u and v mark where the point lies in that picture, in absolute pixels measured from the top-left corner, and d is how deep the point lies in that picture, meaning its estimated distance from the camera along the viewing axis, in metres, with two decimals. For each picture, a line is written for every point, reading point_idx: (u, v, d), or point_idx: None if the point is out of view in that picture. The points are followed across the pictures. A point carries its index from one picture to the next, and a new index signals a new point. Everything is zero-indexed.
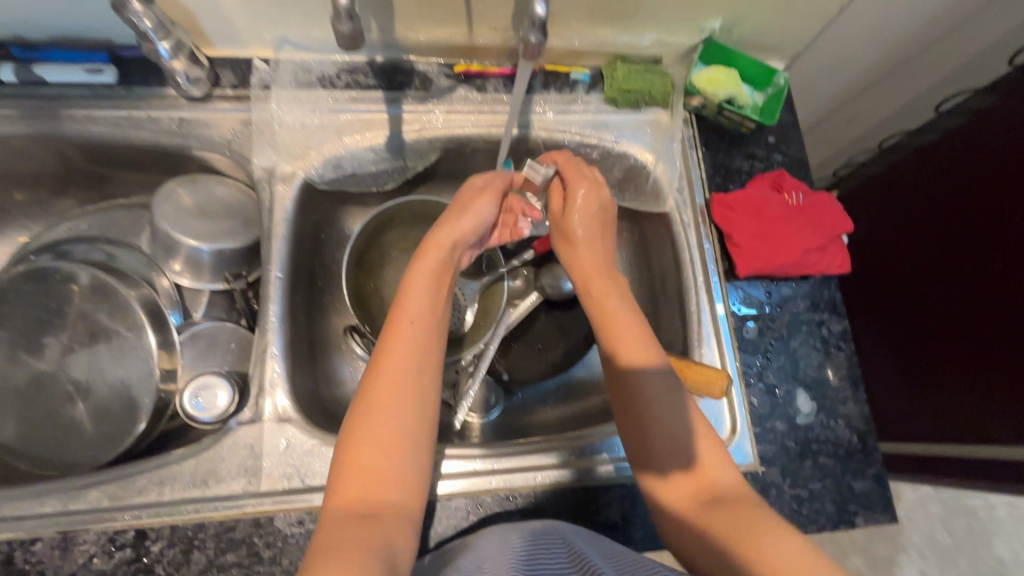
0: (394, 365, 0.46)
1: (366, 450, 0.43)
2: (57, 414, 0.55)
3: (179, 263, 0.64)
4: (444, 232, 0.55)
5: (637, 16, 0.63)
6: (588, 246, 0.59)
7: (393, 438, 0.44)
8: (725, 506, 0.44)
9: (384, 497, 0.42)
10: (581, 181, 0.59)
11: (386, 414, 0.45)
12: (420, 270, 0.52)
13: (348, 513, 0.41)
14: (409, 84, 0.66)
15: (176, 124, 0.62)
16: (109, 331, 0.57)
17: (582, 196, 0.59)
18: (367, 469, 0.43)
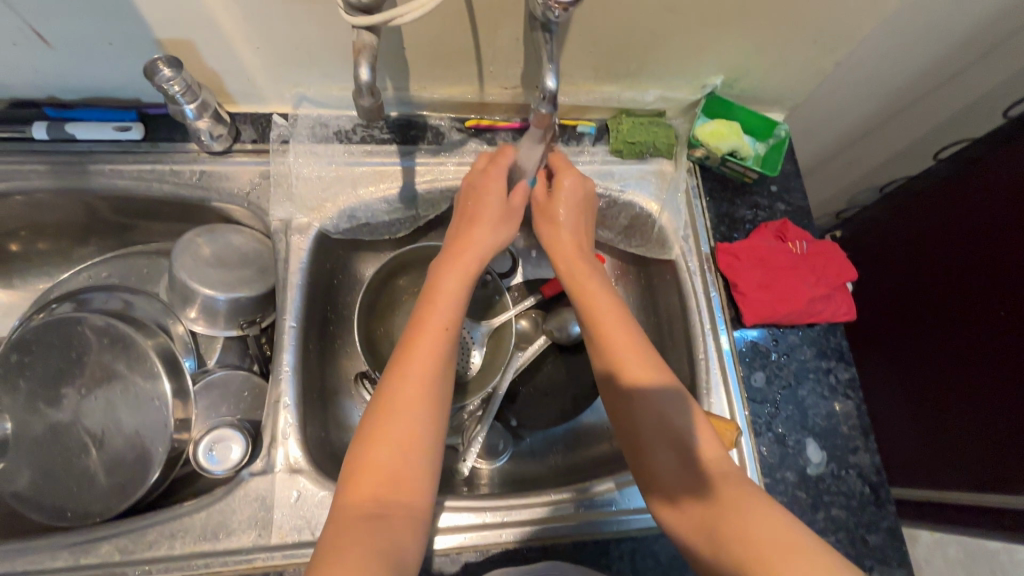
0: (417, 372, 0.49)
1: (383, 453, 0.46)
2: (71, 464, 0.56)
3: (195, 310, 0.65)
4: (471, 237, 0.56)
5: (641, 74, 0.66)
6: (572, 229, 0.60)
7: (407, 431, 0.47)
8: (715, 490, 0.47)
9: (397, 492, 0.45)
10: (568, 172, 0.60)
11: (402, 417, 0.47)
12: (449, 274, 0.54)
13: (360, 506, 0.44)
14: (423, 138, 0.68)
15: (197, 176, 0.65)
16: (124, 380, 0.57)
17: (569, 185, 0.59)
18: (381, 465, 0.46)
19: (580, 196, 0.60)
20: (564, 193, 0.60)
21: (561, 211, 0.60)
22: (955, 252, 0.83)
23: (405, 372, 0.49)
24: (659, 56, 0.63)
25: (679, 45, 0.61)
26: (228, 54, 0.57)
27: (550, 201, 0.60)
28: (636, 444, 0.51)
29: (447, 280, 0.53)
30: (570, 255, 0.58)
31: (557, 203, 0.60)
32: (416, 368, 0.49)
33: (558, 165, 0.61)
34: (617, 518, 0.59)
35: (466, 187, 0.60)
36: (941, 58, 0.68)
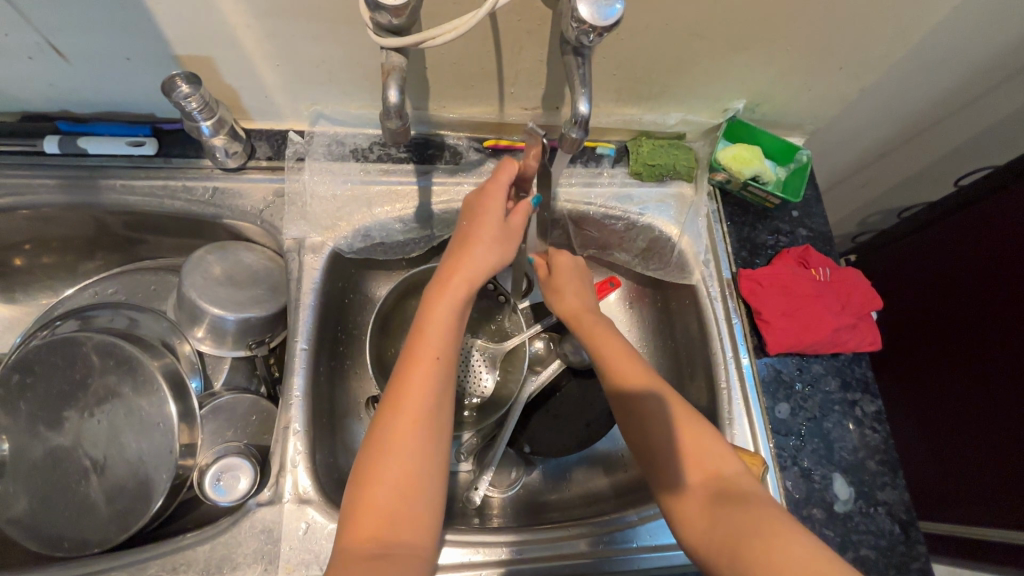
0: (417, 408, 0.47)
1: (383, 491, 0.44)
2: (70, 491, 0.54)
3: (202, 329, 0.63)
4: (468, 262, 0.52)
5: (663, 97, 0.65)
6: (575, 289, 0.63)
7: (406, 466, 0.45)
8: (734, 501, 0.45)
9: (397, 531, 0.44)
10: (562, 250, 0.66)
11: (403, 455, 0.45)
12: (443, 303, 0.51)
13: (359, 547, 0.42)
14: (440, 157, 0.67)
15: (210, 194, 0.64)
16: (129, 403, 0.55)
17: (566, 260, 0.65)
18: (381, 503, 0.44)
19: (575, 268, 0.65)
20: (561, 265, 0.64)
21: (562, 278, 0.63)
22: (970, 281, 0.82)
23: (402, 405, 0.47)
24: (683, 79, 0.62)
25: (704, 70, 0.61)
26: (247, 72, 0.56)
27: (550, 274, 0.65)
28: (647, 456, 0.50)
29: (446, 307, 0.51)
30: (576, 307, 0.61)
31: (556, 275, 0.64)
32: (414, 401, 0.47)
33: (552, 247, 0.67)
34: (636, 556, 0.57)
35: (468, 204, 0.56)
36: (965, 86, 0.68)
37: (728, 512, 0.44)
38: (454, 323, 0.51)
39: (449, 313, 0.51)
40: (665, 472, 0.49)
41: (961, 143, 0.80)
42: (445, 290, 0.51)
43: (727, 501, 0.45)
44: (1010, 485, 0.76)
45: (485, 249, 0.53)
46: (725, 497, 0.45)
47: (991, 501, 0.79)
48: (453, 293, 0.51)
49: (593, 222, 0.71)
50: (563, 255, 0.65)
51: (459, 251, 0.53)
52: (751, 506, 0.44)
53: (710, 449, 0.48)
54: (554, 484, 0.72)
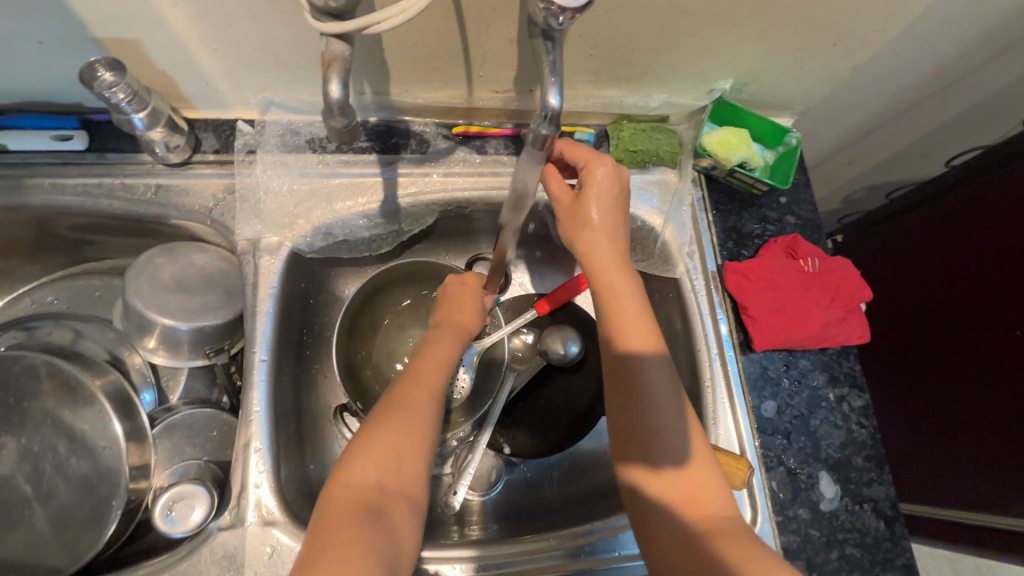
0: (428, 387, 0.50)
1: (391, 440, 0.44)
2: (13, 522, 0.50)
3: (154, 340, 0.58)
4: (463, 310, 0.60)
5: (644, 78, 0.61)
6: (607, 234, 0.51)
7: (414, 421, 0.46)
8: (710, 539, 0.43)
9: (397, 485, 0.43)
10: (600, 161, 0.50)
11: (413, 421, 0.46)
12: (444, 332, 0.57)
13: (357, 498, 0.41)
14: (405, 146, 0.62)
15: (152, 191, 0.58)
16: (72, 427, 0.51)
17: (600, 178, 0.50)
18: (384, 452, 0.44)
19: (613, 187, 0.51)
20: (598, 187, 0.50)
21: (592, 214, 0.50)
22: (954, 265, 0.80)
23: (416, 380, 0.50)
24: (666, 59, 0.58)
25: (688, 49, 0.56)
26: (181, 55, 0.50)
27: (578, 199, 0.51)
28: (634, 493, 0.48)
29: (447, 337, 0.57)
30: (607, 261, 0.50)
31: (586, 202, 0.50)
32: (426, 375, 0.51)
33: (585, 155, 0.51)
34: (620, 565, 0.55)
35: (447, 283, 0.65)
36: (961, 61, 0.64)
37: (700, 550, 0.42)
38: (455, 349, 0.56)
39: (452, 343, 0.56)
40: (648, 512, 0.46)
41: (953, 120, 0.77)
42: (449, 329, 0.58)
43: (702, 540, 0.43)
44: (993, 468, 0.76)
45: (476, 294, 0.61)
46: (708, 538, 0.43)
47: (969, 484, 0.79)
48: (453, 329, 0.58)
49: None
50: (606, 173, 0.50)
51: (448, 302, 0.61)
52: (722, 544, 0.42)
53: (701, 485, 0.46)
54: (535, 485, 0.70)
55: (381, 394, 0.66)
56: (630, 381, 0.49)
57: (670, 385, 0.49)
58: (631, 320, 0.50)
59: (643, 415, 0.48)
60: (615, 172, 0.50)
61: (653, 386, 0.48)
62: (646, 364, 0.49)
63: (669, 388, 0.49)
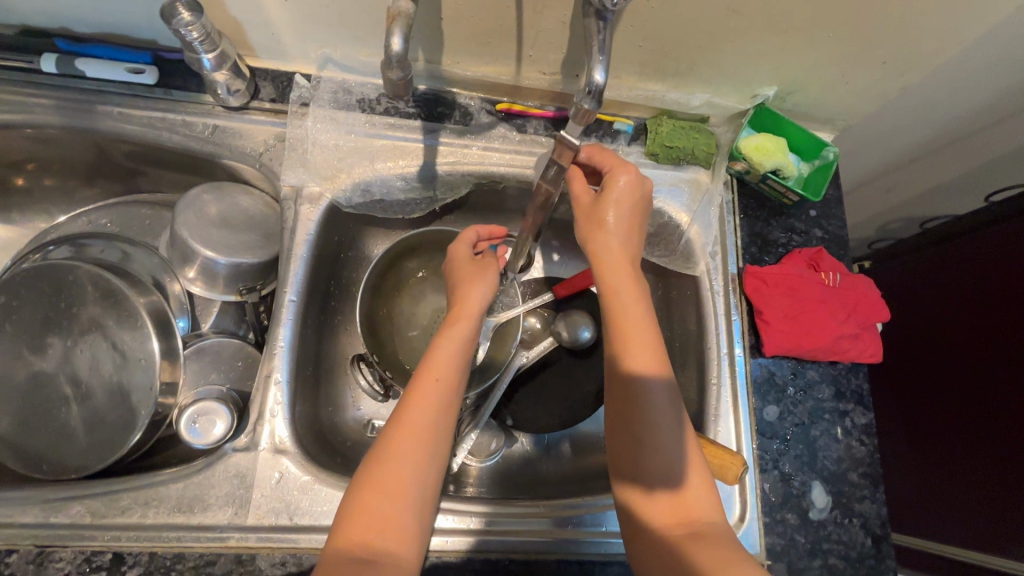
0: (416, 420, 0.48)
1: (376, 495, 0.45)
2: (51, 416, 0.54)
3: (193, 270, 0.62)
4: (471, 303, 0.55)
5: (690, 74, 0.62)
6: (620, 236, 0.51)
7: (397, 469, 0.46)
8: (692, 540, 0.45)
9: (384, 538, 0.44)
10: (624, 169, 0.51)
11: (402, 464, 0.46)
12: (446, 342, 0.52)
13: (348, 554, 0.42)
14: (449, 116, 0.65)
15: (209, 131, 0.61)
16: (114, 336, 0.55)
17: (622, 187, 0.50)
18: (373, 508, 0.44)
19: (633, 200, 0.51)
20: (618, 193, 0.50)
21: (608, 221, 0.50)
22: (976, 304, 0.79)
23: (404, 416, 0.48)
24: (714, 57, 0.58)
25: (738, 49, 0.57)
26: (253, 3, 0.53)
27: (597, 202, 0.51)
28: (622, 487, 0.50)
29: (451, 345, 0.52)
30: (615, 265, 0.50)
31: (604, 207, 0.50)
32: (421, 406, 0.49)
33: (610, 161, 0.52)
34: (604, 540, 0.57)
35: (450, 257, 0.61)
36: (1016, 96, 0.63)
37: (679, 553, 0.44)
38: (459, 353, 0.52)
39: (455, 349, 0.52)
40: (639, 518, 0.48)
41: (999, 157, 0.76)
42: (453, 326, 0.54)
43: (686, 541, 0.45)
44: (992, 510, 0.75)
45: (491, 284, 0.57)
46: (695, 541, 0.44)
47: (966, 523, 0.79)
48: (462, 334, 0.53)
49: None
50: (630, 183, 0.50)
51: (461, 284, 0.57)
52: (701, 548, 0.44)
53: (690, 489, 0.47)
54: (532, 459, 0.72)
55: (396, 351, 0.69)
56: (629, 388, 0.48)
57: (670, 392, 0.49)
58: (636, 327, 0.49)
59: (642, 421, 0.48)
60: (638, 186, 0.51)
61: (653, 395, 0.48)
62: (646, 377, 0.48)
63: (667, 397, 0.49)
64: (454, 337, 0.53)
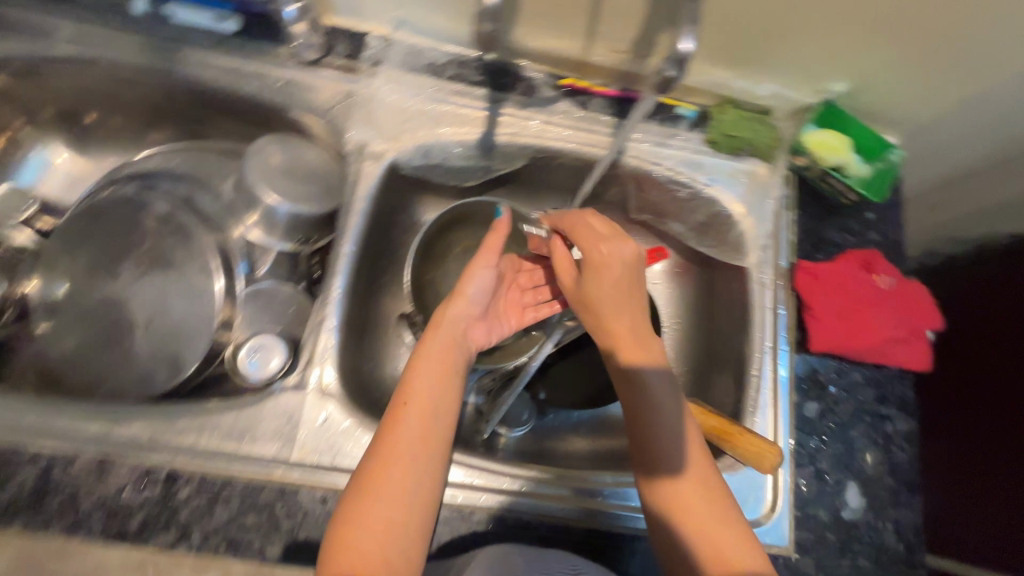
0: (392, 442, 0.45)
1: (356, 530, 0.41)
2: (118, 339, 0.57)
3: (255, 216, 0.63)
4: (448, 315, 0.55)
5: (760, 62, 0.61)
6: (608, 290, 0.50)
7: (372, 500, 0.42)
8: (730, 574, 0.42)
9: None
10: (599, 243, 0.51)
11: (381, 495, 0.42)
12: (422, 363, 0.50)
13: None
14: (514, 87, 0.65)
15: (283, 82, 0.63)
16: (180, 269, 0.58)
17: (603, 258, 0.51)
18: (354, 542, 0.40)
19: (622, 269, 0.51)
20: (601, 263, 0.51)
21: (596, 293, 0.51)
22: None
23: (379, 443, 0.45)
24: (790, 46, 0.58)
25: (814, 36, 0.56)
26: None
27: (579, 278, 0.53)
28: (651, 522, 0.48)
29: (430, 359, 0.51)
30: (604, 305, 0.51)
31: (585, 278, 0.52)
32: (398, 425, 0.46)
33: (586, 237, 0.53)
34: (633, 515, 0.57)
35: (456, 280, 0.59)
36: None
37: None
38: (439, 374, 0.50)
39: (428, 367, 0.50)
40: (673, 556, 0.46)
41: None
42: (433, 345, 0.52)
43: None
44: None
45: (482, 278, 0.57)
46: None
47: None
48: (441, 343, 0.52)
49: (656, 185, 0.68)
50: (615, 245, 0.51)
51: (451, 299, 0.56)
52: None
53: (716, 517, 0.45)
54: (561, 436, 0.72)
55: None
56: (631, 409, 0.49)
57: (675, 406, 0.49)
58: (628, 345, 0.50)
59: (645, 436, 0.48)
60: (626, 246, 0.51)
61: (663, 412, 0.48)
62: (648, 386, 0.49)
63: (676, 410, 0.49)
64: (428, 352, 0.51)
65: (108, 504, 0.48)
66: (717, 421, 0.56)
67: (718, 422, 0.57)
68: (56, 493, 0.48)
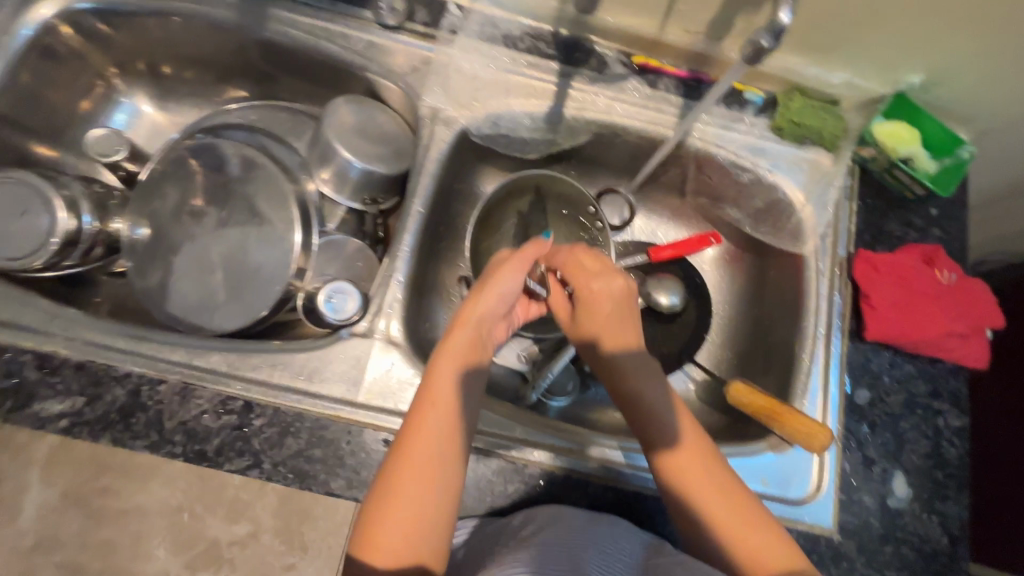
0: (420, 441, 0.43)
1: (387, 527, 0.40)
2: (200, 278, 0.60)
3: (328, 172, 0.65)
4: (474, 307, 0.52)
5: (837, 50, 0.62)
6: (605, 319, 0.55)
7: (404, 498, 0.41)
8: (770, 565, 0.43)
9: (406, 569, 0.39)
10: (591, 281, 0.56)
11: (410, 494, 0.41)
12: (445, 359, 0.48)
13: None
14: (586, 62, 0.67)
15: (363, 45, 0.66)
16: (263, 218, 0.61)
17: (596, 295, 0.55)
18: (389, 539, 0.40)
19: (613, 307, 0.55)
20: (590, 299, 0.55)
21: (592, 333, 0.55)
22: None
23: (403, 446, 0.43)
24: (867, 35, 0.59)
25: (896, 26, 0.57)
26: None
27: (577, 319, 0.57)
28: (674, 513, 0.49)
29: (451, 358, 0.48)
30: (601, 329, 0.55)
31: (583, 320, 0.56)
32: (423, 424, 0.44)
33: (578, 273, 0.57)
34: None
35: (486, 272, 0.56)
36: None
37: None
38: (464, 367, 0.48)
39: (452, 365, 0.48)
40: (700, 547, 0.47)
41: None
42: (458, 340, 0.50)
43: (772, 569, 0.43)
44: None
45: (509, 280, 0.53)
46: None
47: None
48: (463, 340, 0.50)
49: (717, 168, 0.69)
50: (596, 279, 0.56)
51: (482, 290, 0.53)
52: None
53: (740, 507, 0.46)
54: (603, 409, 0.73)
55: None
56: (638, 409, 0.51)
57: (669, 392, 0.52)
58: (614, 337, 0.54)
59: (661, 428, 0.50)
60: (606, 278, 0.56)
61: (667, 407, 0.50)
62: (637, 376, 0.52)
63: (672, 397, 0.51)
64: (448, 355, 0.49)
65: (189, 427, 0.52)
66: (766, 401, 0.58)
67: (767, 403, 0.59)
68: (143, 412, 0.51)
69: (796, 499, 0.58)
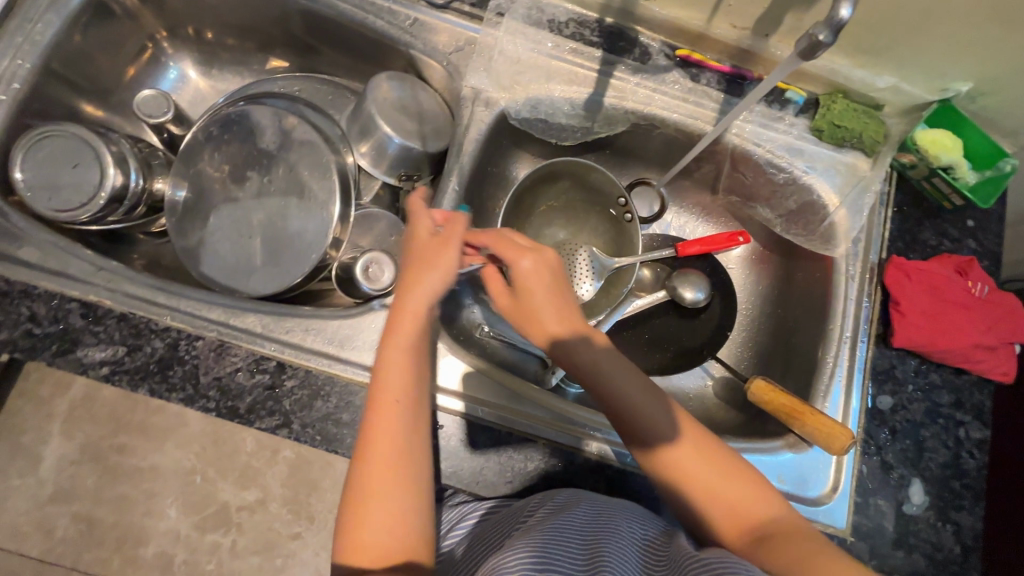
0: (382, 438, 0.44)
1: (367, 525, 0.42)
2: (239, 241, 0.62)
3: (367, 145, 0.67)
4: (418, 293, 0.48)
5: (886, 53, 0.61)
6: (546, 299, 0.50)
7: (379, 495, 0.43)
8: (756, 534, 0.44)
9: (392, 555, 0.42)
10: (522, 256, 0.50)
11: (380, 492, 0.43)
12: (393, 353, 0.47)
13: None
14: (629, 53, 0.67)
15: (410, 22, 0.66)
16: (304, 187, 0.62)
17: (530, 272, 0.50)
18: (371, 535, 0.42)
19: (544, 282, 0.50)
20: (523, 279, 0.50)
21: (535, 306, 0.50)
22: None
23: (365, 452, 0.44)
24: (920, 39, 0.58)
25: (949, 31, 0.56)
26: None
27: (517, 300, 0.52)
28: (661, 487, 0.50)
29: (402, 350, 0.47)
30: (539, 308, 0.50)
31: (525, 299, 0.51)
32: (383, 421, 0.44)
33: (506, 250, 0.50)
34: None
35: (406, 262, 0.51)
36: None
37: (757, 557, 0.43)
38: (415, 362, 0.47)
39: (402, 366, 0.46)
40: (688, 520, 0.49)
41: None
42: (401, 333, 0.47)
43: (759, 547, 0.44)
44: None
45: (440, 272, 0.48)
46: (762, 549, 0.44)
47: None
48: (413, 331, 0.47)
49: (752, 166, 0.69)
50: (524, 258, 0.50)
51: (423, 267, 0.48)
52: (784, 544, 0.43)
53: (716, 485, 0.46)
54: None
55: None
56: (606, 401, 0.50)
57: (630, 379, 0.50)
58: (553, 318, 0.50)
59: (632, 417, 0.49)
60: (535, 255, 0.51)
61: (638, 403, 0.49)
62: (603, 370, 0.50)
63: (639, 388, 0.50)
64: (398, 345, 0.47)
65: (223, 382, 0.53)
66: (789, 400, 0.58)
67: (790, 402, 0.59)
68: (180, 365, 0.53)
69: (812, 498, 0.58)
